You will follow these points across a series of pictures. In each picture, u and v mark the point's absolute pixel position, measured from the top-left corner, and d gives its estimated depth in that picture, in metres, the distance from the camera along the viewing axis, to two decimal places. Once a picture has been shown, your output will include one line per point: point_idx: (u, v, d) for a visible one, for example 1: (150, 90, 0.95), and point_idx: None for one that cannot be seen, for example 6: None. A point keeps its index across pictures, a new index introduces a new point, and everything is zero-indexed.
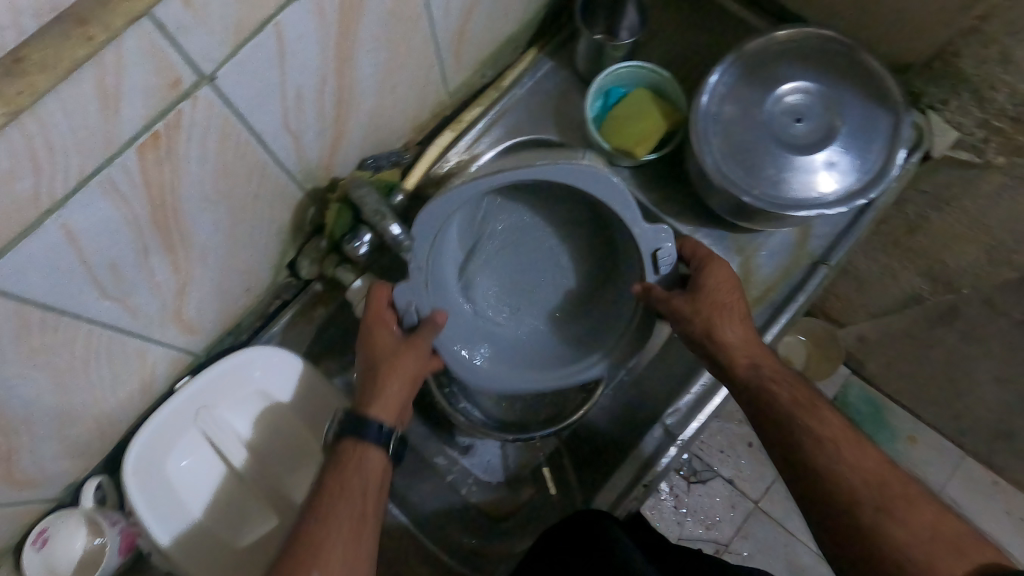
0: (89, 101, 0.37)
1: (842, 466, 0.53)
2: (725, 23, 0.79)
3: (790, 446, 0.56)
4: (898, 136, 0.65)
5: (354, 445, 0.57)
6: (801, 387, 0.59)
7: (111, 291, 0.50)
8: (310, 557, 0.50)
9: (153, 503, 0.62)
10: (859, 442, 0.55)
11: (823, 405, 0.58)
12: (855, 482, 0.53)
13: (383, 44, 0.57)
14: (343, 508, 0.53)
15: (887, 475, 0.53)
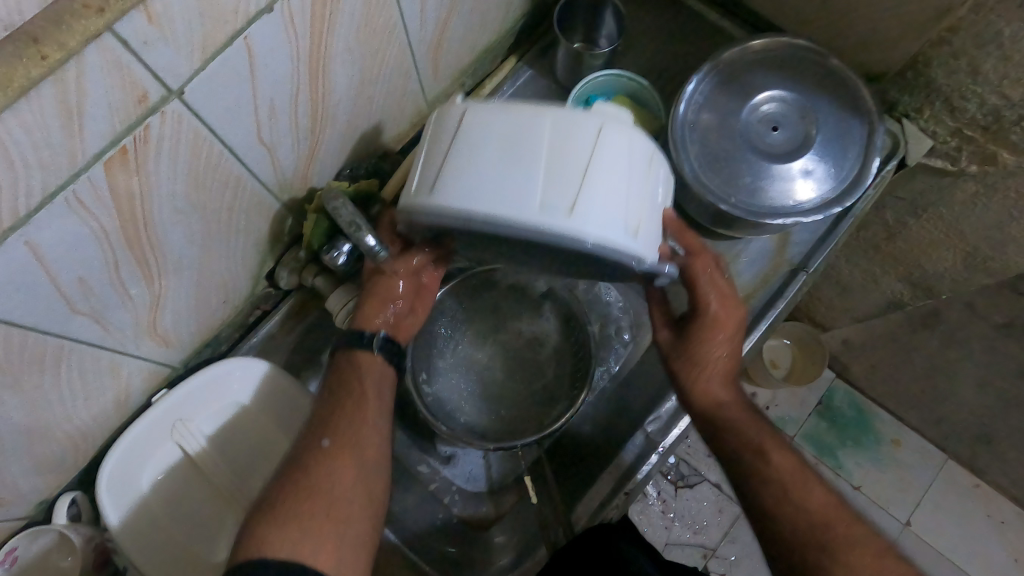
0: (51, 117, 0.36)
1: (791, 507, 0.56)
2: (702, 31, 0.79)
3: (741, 482, 0.59)
4: (872, 145, 0.65)
5: (347, 355, 0.62)
6: (766, 430, 0.60)
7: (82, 305, 0.50)
8: (323, 430, 0.58)
9: (123, 511, 0.61)
10: (810, 480, 0.57)
11: (785, 447, 0.59)
12: (800, 522, 0.55)
13: (357, 55, 0.57)
14: (345, 393, 0.60)
15: (833, 516, 0.55)
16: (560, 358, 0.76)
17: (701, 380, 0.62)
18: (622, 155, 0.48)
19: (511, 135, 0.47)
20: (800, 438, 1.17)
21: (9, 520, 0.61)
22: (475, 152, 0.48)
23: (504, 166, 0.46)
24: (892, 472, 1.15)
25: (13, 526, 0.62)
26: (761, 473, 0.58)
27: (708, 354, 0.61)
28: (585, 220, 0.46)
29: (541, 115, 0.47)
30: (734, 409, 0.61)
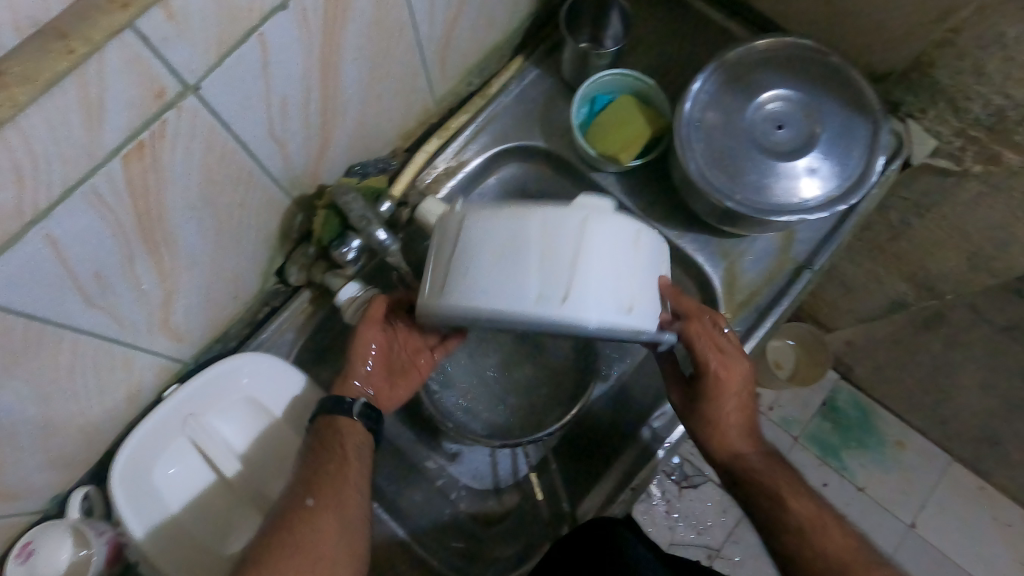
0: (72, 113, 0.37)
1: (812, 552, 0.57)
2: (707, 31, 0.80)
3: (765, 528, 0.60)
4: (876, 144, 0.66)
5: (328, 421, 0.61)
6: (785, 477, 0.61)
7: (97, 299, 0.50)
8: (307, 488, 0.58)
9: (143, 515, 0.62)
10: (829, 523, 0.58)
11: (801, 493, 0.60)
12: (822, 566, 0.56)
13: (367, 53, 0.57)
14: (326, 454, 0.60)
15: (855, 558, 0.56)
16: (566, 355, 0.77)
17: (714, 438, 0.62)
18: (610, 241, 0.49)
19: (502, 231, 0.49)
20: (806, 438, 1.17)
21: (22, 515, 0.62)
22: (470, 255, 0.50)
23: (496, 265, 0.48)
24: (897, 473, 1.15)
25: (25, 521, 0.63)
26: (782, 522, 0.59)
27: (721, 415, 0.62)
28: (576, 307, 0.47)
29: (527, 212, 0.49)
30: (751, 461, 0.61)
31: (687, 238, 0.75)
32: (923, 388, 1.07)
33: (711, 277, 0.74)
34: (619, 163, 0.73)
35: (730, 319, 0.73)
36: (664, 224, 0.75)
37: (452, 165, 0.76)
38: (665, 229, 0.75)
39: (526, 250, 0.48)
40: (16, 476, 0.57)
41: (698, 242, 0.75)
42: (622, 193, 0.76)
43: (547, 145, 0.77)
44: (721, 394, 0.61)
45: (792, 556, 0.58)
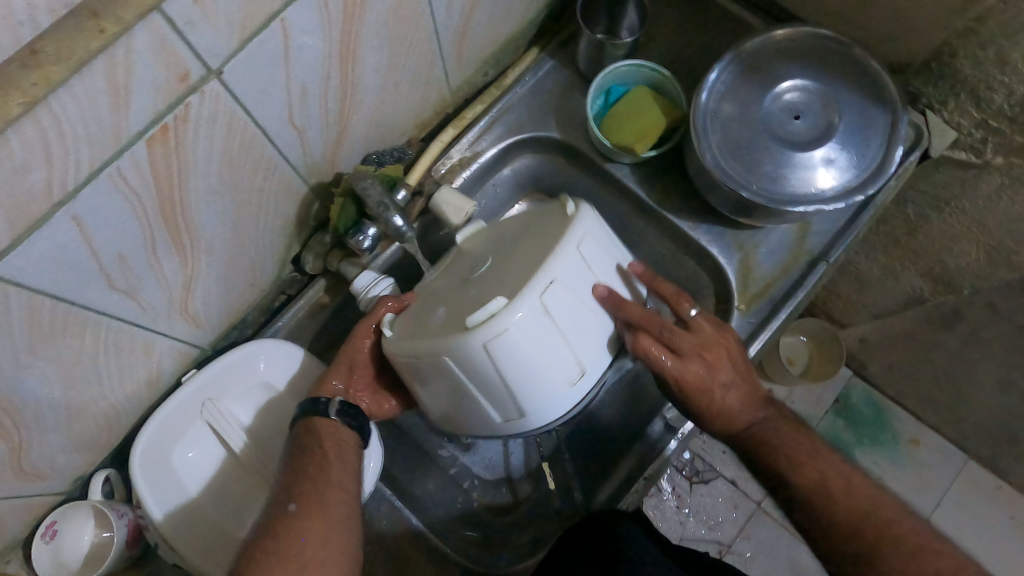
0: (100, 95, 0.38)
1: (823, 519, 0.58)
2: (723, 22, 0.80)
3: (780, 498, 0.61)
4: (895, 134, 0.65)
5: (304, 424, 0.61)
6: (787, 446, 0.61)
7: (120, 282, 0.51)
8: (289, 495, 0.57)
9: (164, 502, 0.63)
10: (837, 488, 0.58)
11: (804, 461, 0.60)
12: (835, 532, 0.57)
13: (386, 41, 0.58)
14: (308, 459, 0.59)
15: (864, 522, 0.56)
16: None
17: (711, 427, 0.63)
18: (522, 348, 0.51)
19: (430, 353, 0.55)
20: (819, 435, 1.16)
21: (46, 495, 0.64)
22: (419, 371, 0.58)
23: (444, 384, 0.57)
24: (911, 471, 1.13)
25: (49, 502, 0.65)
26: (790, 494, 0.60)
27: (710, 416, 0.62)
28: (528, 416, 0.56)
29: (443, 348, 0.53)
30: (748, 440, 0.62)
31: (701, 229, 0.75)
32: (938, 386, 1.06)
33: (726, 269, 0.74)
34: (634, 153, 0.73)
35: (745, 310, 0.72)
36: (678, 215, 0.75)
37: (467, 155, 0.76)
38: (680, 220, 0.75)
39: (462, 385, 0.55)
40: (41, 457, 0.59)
41: (712, 234, 0.75)
42: (637, 184, 0.76)
43: (561, 136, 0.78)
44: (696, 404, 0.61)
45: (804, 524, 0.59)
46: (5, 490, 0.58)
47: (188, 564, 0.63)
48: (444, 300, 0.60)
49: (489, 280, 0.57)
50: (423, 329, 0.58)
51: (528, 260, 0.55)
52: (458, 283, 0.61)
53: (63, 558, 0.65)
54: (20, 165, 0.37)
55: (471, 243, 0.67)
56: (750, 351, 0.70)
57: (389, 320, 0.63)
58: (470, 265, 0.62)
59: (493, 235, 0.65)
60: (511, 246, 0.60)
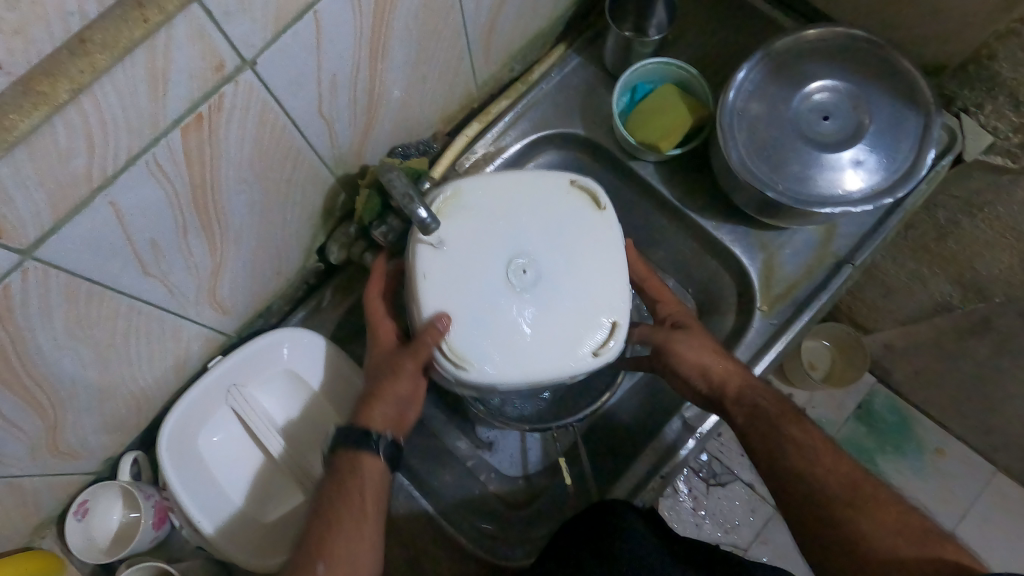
0: (140, 83, 0.39)
1: (821, 470, 0.55)
2: (753, 21, 0.79)
3: (777, 458, 0.57)
4: (928, 137, 0.64)
5: (350, 454, 0.59)
6: (793, 420, 0.59)
7: (152, 269, 0.52)
8: (316, 552, 0.54)
9: (196, 494, 0.65)
10: (823, 467, 0.55)
11: (804, 423, 0.59)
12: (830, 482, 0.54)
13: (415, 35, 0.58)
14: (342, 507, 0.56)
15: (856, 502, 0.53)
16: None
17: (699, 381, 0.64)
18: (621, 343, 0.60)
19: (475, 317, 0.56)
20: (840, 440, 1.14)
21: (79, 474, 0.66)
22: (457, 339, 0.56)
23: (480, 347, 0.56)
24: (934, 481, 1.11)
25: (82, 480, 0.67)
26: (795, 444, 0.57)
27: (741, 405, 0.61)
28: None
29: (543, 358, 0.56)
30: (772, 411, 0.60)
31: (725, 229, 0.74)
32: (966, 397, 1.03)
33: (748, 269, 0.73)
34: (659, 151, 0.73)
35: (767, 311, 0.72)
36: (702, 215, 0.75)
37: (491, 150, 0.77)
38: (703, 219, 0.75)
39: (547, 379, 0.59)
40: (75, 437, 0.61)
41: (736, 233, 0.74)
42: (661, 182, 0.76)
43: (586, 133, 0.78)
44: (731, 390, 0.62)
45: (792, 510, 0.56)
46: (41, 466, 0.60)
47: (213, 549, 0.65)
48: (495, 309, 0.57)
49: (552, 287, 0.58)
50: (503, 353, 0.56)
51: (579, 262, 0.59)
52: (499, 290, 0.57)
53: (95, 534, 0.67)
54: (63, 151, 0.38)
55: (457, 220, 0.59)
56: (772, 352, 0.70)
57: (455, 351, 0.56)
58: (490, 262, 0.58)
59: (477, 216, 0.60)
60: (529, 238, 0.59)
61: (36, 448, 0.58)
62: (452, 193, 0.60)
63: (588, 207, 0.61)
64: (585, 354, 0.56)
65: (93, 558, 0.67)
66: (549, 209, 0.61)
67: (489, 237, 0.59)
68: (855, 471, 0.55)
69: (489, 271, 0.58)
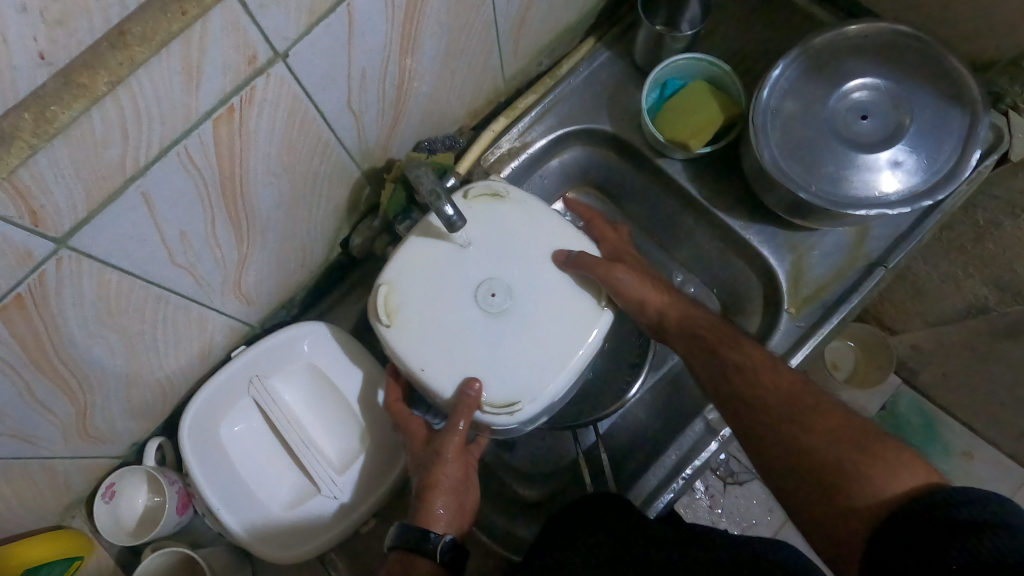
0: (174, 74, 0.39)
1: (762, 388, 0.56)
2: (789, 16, 0.77)
3: (728, 389, 0.58)
4: (973, 137, 0.61)
5: (405, 557, 0.55)
6: (732, 344, 0.60)
7: (180, 259, 0.53)
8: None
9: (214, 480, 0.66)
10: (765, 388, 0.56)
11: (745, 345, 0.59)
12: (771, 400, 0.55)
13: (446, 27, 0.58)
14: None
15: (797, 415, 0.53)
16: (619, 353, 0.81)
17: (645, 319, 0.65)
18: None
19: (498, 356, 0.60)
20: None
21: (107, 458, 0.67)
22: (503, 382, 0.60)
23: (518, 371, 0.60)
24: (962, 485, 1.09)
25: (109, 464, 0.69)
26: (741, 367, 0.58)
27: (683, 337, 0.63)
28: None
29: (568, 350, 0.60)
30: (710, 335, 0.61)
31: (753, 230, 0.73)
32: (997, 402, 1.00)
33: (777, 270, 0.71)
34: (688, 149, 0.71)
35: (794, 313, 0.70)
36: (730, 214, 0.73)
37: (517, 146, 0.76)
38: (731, 218, 0.73)
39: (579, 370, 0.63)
40: (104, 422, 0.62)
41: (764, 234, 0.72)
42: (688, 180, 0.74)
43: (613, 129, 0.76)
44: (672, 321, 0.64)
45: (748, 437, 0.55)
46: (71, 450, 0.62)
47: (228, 533, 0.66)
48: (505, 338, 0.61)
49: (523, 294, 0.62)
50: (528, 370, 0.60)
51: (514, 251, 0.63)
52: (483, 324, 0.61)
53: (122, 518, 0.69)
54: (99, 142, 0.38)
55: (408, 305, 0.62)
56: (800, 354, 0.68)
57: (497, 402, 0.59)
58: (464, 309, 0.61)
59: (420, 291, 0.62)
60: (469, 267, 0.63)
61: (68, 433, 0.59)
62: (389, 287, 0.62)
63: (493, 204, 0.64)
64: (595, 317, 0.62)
65: (121, 539, 0.69)
66: (477, 230, 0.64)
67: (448, 298, 0.62)
68: (795, 384, 0.55)
69: (470, 321, 0.61)
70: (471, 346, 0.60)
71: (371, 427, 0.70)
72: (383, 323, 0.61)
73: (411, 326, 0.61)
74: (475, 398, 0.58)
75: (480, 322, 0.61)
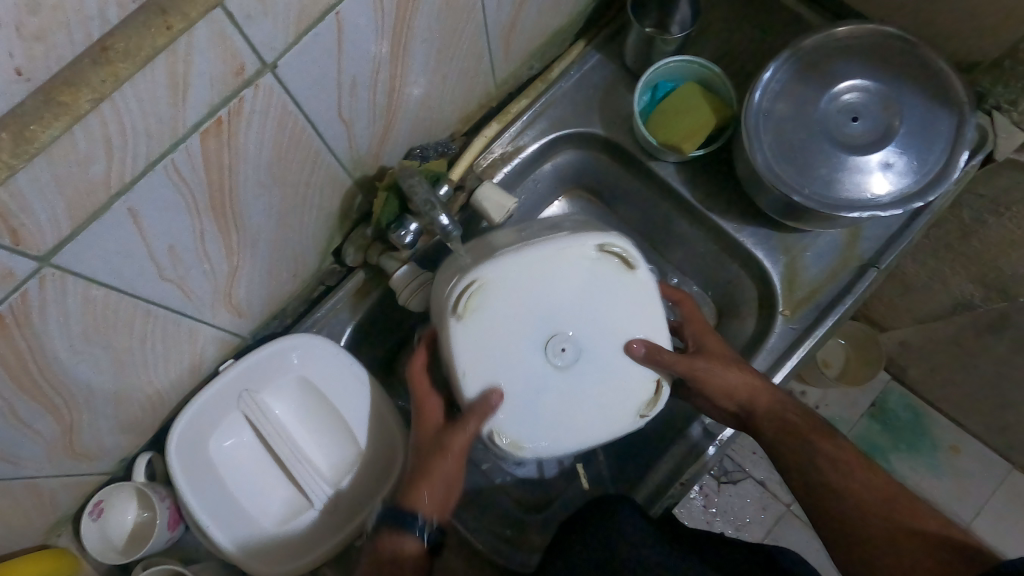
0: (161, 89, 0.38)
1: (835, 475, 0.58)
2: (778, 18, 0.77)
3: (801, 470, 0.59)
4: (961, 138, 0.62)
5: (394, 536, 0.58)
6: (823, 436, 0.61)
7: (169, 273, 0.52)
8: None
9: (203, 497, 0.65)
10: (857, 483, 0.57)
11: (836, 438, 0.60)
12: (842, 485, 0.58)
13: (437, 33, 0.57)
14: None
15: (868, 501, 0.56)
16: None
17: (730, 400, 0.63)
18: None
19: (533, 415, 0.59)
20: (853, 439, 1.13)
21: (94, 475, 0.66)
22: (523, 433, 0.58)
23: (541, 434, 0.59)
24: (950, 480, 1.10)
25: (97, 481, 0.67)
26: (820, 455, 0.59)
27: (772, 426, 0.61)
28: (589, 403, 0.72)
29: (598, 425, 0.60)
30: (801, 426, 0.61)
31: (746, 232, 0.73)
32: (984, 397, 1.01)
33: (771, 273, 0.72)
34: (681, 153, 0.71)
35: (789, 315, 0.70)
36: (724, 216, 0.73)
37: (509, 150, 0.76)
38: (725, 221, 0.73)
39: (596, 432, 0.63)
40: (91, 440, 0.61)
41: (757, 236, 0.73)
42: (681, 183, 0.74)
43: (605, 132, 0.76)
44: (759, 405, 0.62)
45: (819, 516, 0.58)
46: (58, 468, 0.60)
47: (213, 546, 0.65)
48: (550, 400, 0.59)
49: (593, 358, 0.60)
50: (550, 435, 0.59)
51: (607, 318, 0.60)
52: (541, 373, 0.59)
53: (111, 536, 0.67)
54: (82, 158, 0.37)
55: (487, 312, 0.58)
56: (793, 357, 0.69)
57: (509, 438, 0.58)
58: (529, 347, 0.58)
59: (507, 302, 0.58)
60: (559, 309, 0.59)
61: (54, 450, 0.58)
62: (479, 284, 0.57)
63: (620, 270, 0.60)
64: (629, 417, 0.60)
65: (110, 557, 0.67)
66: (573, 286, 0.59)
67: (519, 331, 0.58)
68: (870, 475, 0.58)
69: (531, 377, 0.58)
70: (514, 392, 0.58)
71: (366, 442, 0.70)
72: (454, 315, 0.57)
73: (463, 331, 0.57)
74: (489, 409, 0.57)
75: (535, 376, 0.59)
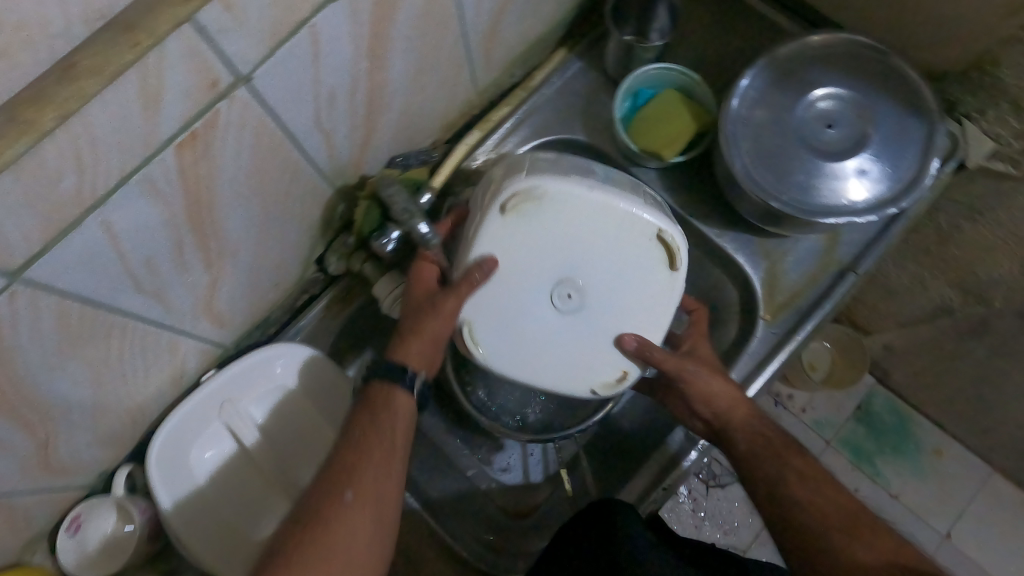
0: (132, 104, 0.37)
1: (799, 492, 0.57)
2: (757, 25, 0.77)
3: (767, 481, 0.59)
4: (932, 145, 0.63)
5: (383, 387, 0.58)
6: (794, 451, 0.60)
7: (146, 286, 0.51)
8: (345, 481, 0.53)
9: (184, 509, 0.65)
10: (823, 498, 0.57)
11: (801, 453, 0.60)
12: (805, 500, 0.57)
13: (415, 43, 0.57)
14: (374, 440, 0.56)
15: (832, 520, 0.55)
16: None
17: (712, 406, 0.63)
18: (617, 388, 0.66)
19: (506, 339, 0.59)
20: (838, 442, 1.14)
21: (72, 488, 0.65)
22: (490, 347, 0.59)
23: (504, 357, 0.60)
24: (933, 483, 1.12)
25: (76, 495, 0.66)
26: (783, 466, 0.59)
27: (750, 437, 0.61)
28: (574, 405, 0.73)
29: (564, 371, 0.60)
30: (778, 441, 0.61)
31: (728, 237, 0.74)
32: (965, 400, 1.03)
33: (752, 278, 0.72)
34: (661, 159, 0.71)
35: (770, 320, 0.71)
36: (707, 222, 0.74)
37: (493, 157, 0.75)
38: (707, 227, 0.74)
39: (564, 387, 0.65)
40: (69, 452, 0.60)
41: (739, 242, 0.73)
42: (663, 189, 0.75)
43: (588, 139, 0.77)
44: (736, 414, 0.62)
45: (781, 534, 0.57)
46: (36, 482, 0.60)
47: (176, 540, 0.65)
48: (531, 331, 0.59)
49: (589, 315, 0.59)
50: (515, 365, 0.60)
51: (626, 292, 0.59)
52: (540, 309, 0.59)
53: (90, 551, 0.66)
54: (52, 173, 0.37)
55: (529, 221, 0.56)
56: (774, 361, 0.70)
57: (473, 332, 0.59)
58: (544, 274, 0.58)
59: (552, 221, 0.56)
60: (590, 260, 0.58)
61: (31, 465, 0.57)
62: (539, 192, 0.55)
63: (660, 261, 0.58)
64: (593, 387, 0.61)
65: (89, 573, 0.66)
66: (614, 247, 0.57)
67: (546, 254, 0.57)
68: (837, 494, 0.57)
69: (526, 317, 0.59)
70: (505, 315, 0.58)
71: None
72: (499, 210, 0.55)
73: (489, 226, 0.56)
74: (489, 268, 0.56)
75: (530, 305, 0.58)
